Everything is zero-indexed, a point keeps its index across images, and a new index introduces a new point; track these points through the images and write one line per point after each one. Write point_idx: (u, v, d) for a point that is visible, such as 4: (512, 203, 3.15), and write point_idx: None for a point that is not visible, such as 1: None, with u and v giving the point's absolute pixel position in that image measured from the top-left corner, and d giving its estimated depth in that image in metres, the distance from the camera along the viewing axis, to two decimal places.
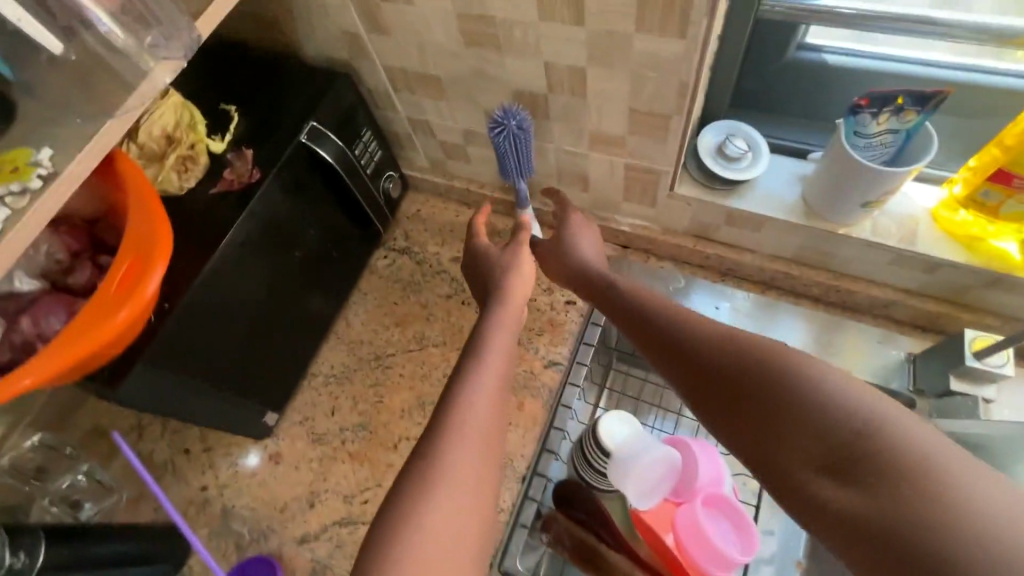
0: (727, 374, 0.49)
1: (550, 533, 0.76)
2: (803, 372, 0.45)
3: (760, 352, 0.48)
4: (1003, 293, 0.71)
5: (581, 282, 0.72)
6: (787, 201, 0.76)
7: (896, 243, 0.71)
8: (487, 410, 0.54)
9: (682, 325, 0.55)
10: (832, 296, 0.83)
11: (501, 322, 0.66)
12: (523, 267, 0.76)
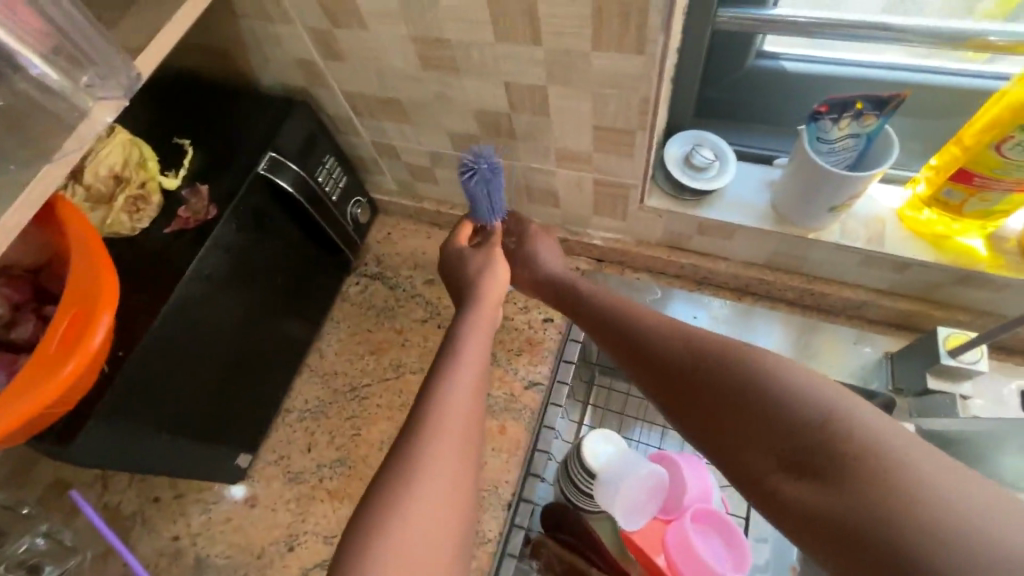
0: (706, 383, 0.51)
1: (539, 560, 0.75)
2: (778, 380, 0.47)
3: (738, 363, 0.50)
4: (972, 289, 0.71)
5: (558, 302, 0.72)
6: (756, 208, 0.76)
7: (864, 245, 0.71)
8: (462, 422, 0.54)
9: (659, 338, 0.57)
10: (807, 300, 0.82)
11: (474, 327, 0.65)
12: (500, 269, 0.73)
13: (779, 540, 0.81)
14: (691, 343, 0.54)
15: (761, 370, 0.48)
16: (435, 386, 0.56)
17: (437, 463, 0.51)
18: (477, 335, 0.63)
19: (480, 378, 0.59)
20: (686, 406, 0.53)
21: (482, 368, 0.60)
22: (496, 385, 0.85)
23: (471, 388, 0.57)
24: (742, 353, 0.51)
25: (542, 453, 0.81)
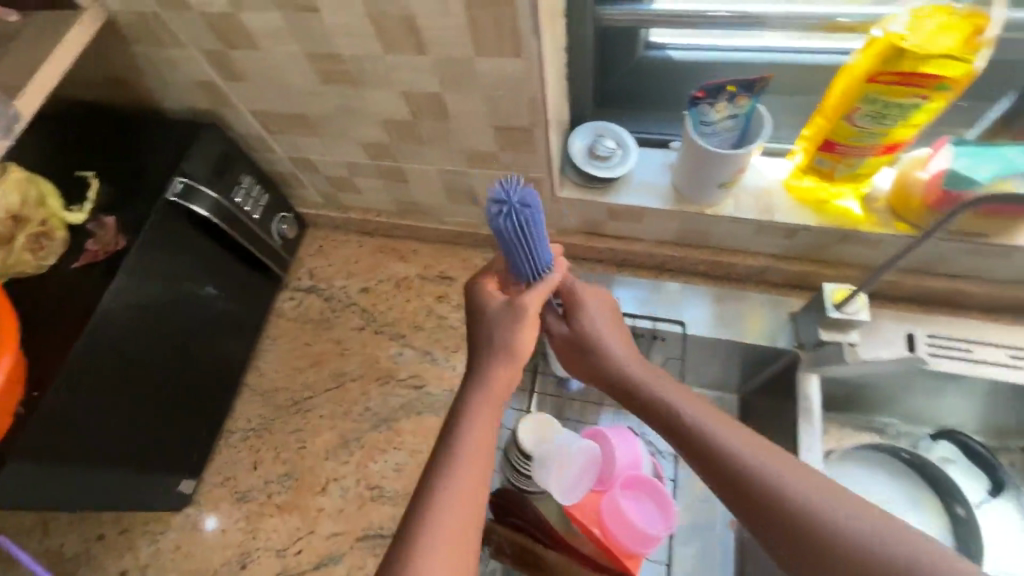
0: (773, 500, 0.53)
1: (491, 545, 0.78)
2: (842, 507, 0.52)
3: (800, 482, 0.53)
4: (855, 246, 0.78)
5: (604, 377, 0.67)
6: (659, 189, 0.81)
7: (756, 216, 0.77)
8: (467, 494, 0.54)
9: (717, 443, 0.57)
10: (716, 270, 0.88)
11: (488, 394, 0.59)
12: (524, 336, 0.60)
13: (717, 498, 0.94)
14: (746, 452, 0.56)
15: (823, 496, 0.52)
16: (444, 463, 0.55)
17: (441, 540, 0.51)
18: (488, 400, 0.59)
19: (487, 445, 0.57)
20: (746, 516, 0.55)
21: (495, 435, 0.58)
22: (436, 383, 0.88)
23: (474, 455, 0.56)
24: (799, 471, 0.54)
25: None
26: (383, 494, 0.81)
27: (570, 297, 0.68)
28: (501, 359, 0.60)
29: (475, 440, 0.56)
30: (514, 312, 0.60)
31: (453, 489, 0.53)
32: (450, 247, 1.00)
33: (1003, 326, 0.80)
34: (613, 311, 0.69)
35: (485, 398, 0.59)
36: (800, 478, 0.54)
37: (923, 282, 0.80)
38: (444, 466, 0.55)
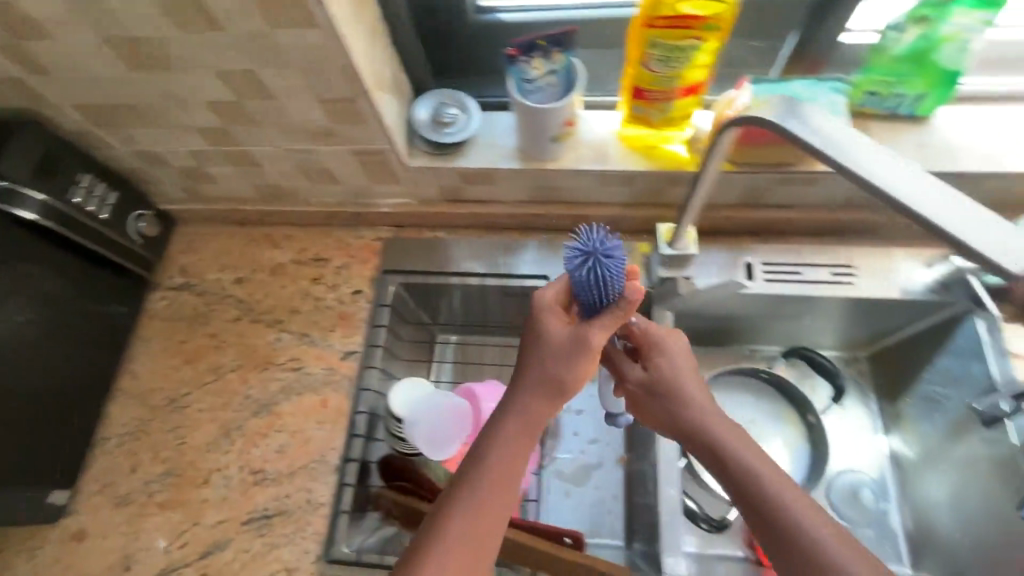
0: (783, 534, 0.56)
1: (381, 509, 0.82)
2: (842, 545, 0.55)
3: (810, 518, 0.57)
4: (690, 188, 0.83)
5: (654, 413, 0.68)
6: (506, 150, 0.84)
7: (594, 166, 0.81)
8: (490, 505, 0.58)
9: (744, 470, 0.60)
10: (577, 224, 0.92)
11: (526, 415, 0.61)
12: (579, 369, 0.61)
13: (604, 438, 1.01)
14: (766, 481, 0.59)
15: (828, 532, 0.56)
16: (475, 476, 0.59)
17: (450, 551, 0.55)
18: (520, 416, 0.61)
19: (517, 460, 0.60)
20: (761, 536, 0.59)
21: (526, 452, 0.61)
22: (314, 363, 0.90)
23: (501, 468, 0.59)
24: (806, 504, 0.58)
25: (363, 412, 0.85)
26: (266, 477, 0.82)
27: (643, 339, 0.71)
28: (536, 385, 0.61)
29: (506, 455, 0.60)
30: (575, 344, 0.61)
31: (472, 503, 0.57)
32: (323, 229, 1.00)
33: (827, 248, 0.88)
34: (685, 350, 0.70)
35: (522, 414, 0.61)
36: (808, 511, 0.57)
37: (749, 215, 0.88)
38: (473, 476, 0.59)
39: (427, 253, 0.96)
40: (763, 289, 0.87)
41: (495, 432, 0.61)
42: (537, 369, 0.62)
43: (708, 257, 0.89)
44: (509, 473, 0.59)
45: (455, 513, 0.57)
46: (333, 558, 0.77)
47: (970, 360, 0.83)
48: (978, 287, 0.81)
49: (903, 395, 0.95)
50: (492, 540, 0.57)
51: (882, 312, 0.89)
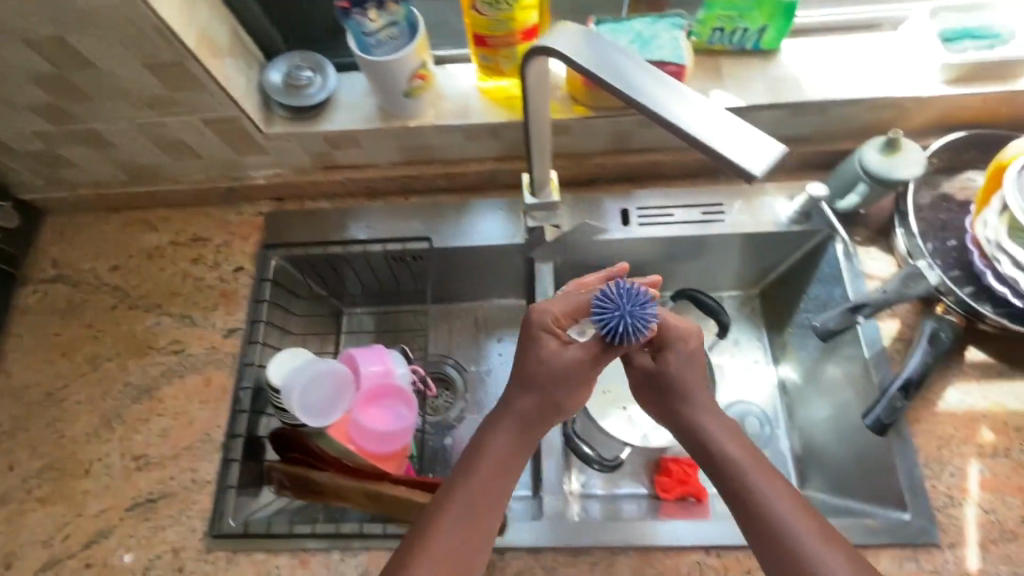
0: (760, 525, 0.59)
1: (275, 482, 0.80)
2: (817, 537, 0.57)
3: (789, 509, 0.59)
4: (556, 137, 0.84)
5: (653, 399, 0.68)
6: (368, 111, 0.82)
7: (455, 120, 0.81)
8: (479, 505, 0.60)
9: (732, 464, 0.62)
10: (455, 182, 0.92)
11: (523, 425, 0.64)
12: (574, 396, 0.65)
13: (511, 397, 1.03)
14: (747, 473, 0.61)
15: (803, 523, 0.58)
16: (464, 476, 0.61)
17: (440, 550, 0.57)
18: (513, 421, 0.63)
19: (507, 463, 0.62)
20: (742, 524, 0.61)
21: (519, 457, 0.64)
22: (197, 344, 0.88)
23: (488, 472, 0.61)
24: (786, 496, 0.60)
25: (247, 388, 0.85)
26: (150, 461, 0.82)
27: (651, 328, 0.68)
28: (537, 403, 0.64)
29: (496, 458, 0.62)
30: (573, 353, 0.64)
31: (463, 505, 0.59)
32: (201, 207, 0.97)
33: (699, 188, 0.91)
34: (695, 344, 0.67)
35: (516, 421, 0.63)
36: (787, 503, 0.59)
37: (620, 159, 0.89)
38: (462, 479, 0.61)
39: (308, 224, 0.94)
40: (637, 234, 0.89)
41: (486, 434, 0.64)
42: (537, 389, 0.64)
43: (588, 206, 0.90)
44: (499, 476, 0.62)
45: (445, 514, 0.59)
46: (218, 533, 0.77)
47: (832, 285, 0.86)
48: (830, 211, 0.86)
49: (786, 327, 0.97)
50: (482, 540, 0.59)
51: (755, 246, 0.92)
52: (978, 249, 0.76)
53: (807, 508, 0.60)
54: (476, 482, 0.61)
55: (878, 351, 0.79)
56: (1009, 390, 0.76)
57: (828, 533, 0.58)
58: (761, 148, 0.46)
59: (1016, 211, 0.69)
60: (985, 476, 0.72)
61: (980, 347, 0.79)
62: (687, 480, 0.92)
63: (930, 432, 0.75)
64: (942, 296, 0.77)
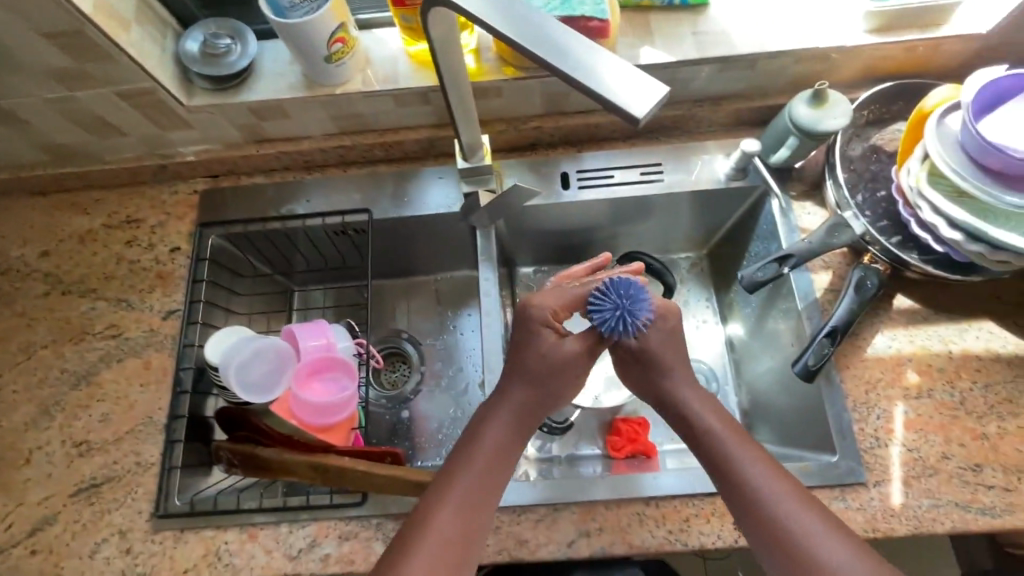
0: (746, 493, 0.59)
1: (222, 462, 0.76)
2: (801, 501, 0.58)
3: (765, 471, 0.60)
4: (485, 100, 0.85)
5: (640, 381, 0.69)
6: (292, 79, 0.82)
7: (381, 85, 0.82)
8: (476, 489, 0.60)
9: (715, 437, 0.63)
10: (392, 152, 0.92)
11: (519, 417, 0.65)
12: (569, 394, 0.68)
13: (465, 367, 1.03)
14: (731, 446, 0.62)
15: (787, 488, 0.59)
16: (460, 460, 0.62)
17: (435, 533, 0.57)
18: (509, 409, 0.65)
19: (503, 450, 0.63)
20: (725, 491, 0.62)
21: (516, 446, 0.64)
22: (134, 327, 0.87)
23: (485, 457, 0.62)
24: (769, 465, 0.61)
25: (188, 369, 0.83)
26: (91, 447, 0.81)
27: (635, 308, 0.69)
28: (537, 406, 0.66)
29: (493, 445, 0.63)
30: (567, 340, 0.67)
31: (458, 489, 0.59)
32: (132, 188, 0.94)
33: (639, 148, 0.91)
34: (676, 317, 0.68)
35: (511, 410, 0.65)
36: (770, 470, 0.60)
37: (558, 122, 0.90)
38: (457, 463, 0.62)
39: (245, 200, 0.92)
40: (577, 197, 0.90)
41: (480, 422, 0.65)
42: (536, 389, 0.66)
43: (527, 172, 0.90)
44: (495, 462, 0.62)
45: (439, 498, 0.59)
46: (163, 513, 0.77)
47: (770, 241, 0.88)
48: (763, 167, 0.87)
49: (732, 286, 0.98)
50: (478, 526, 0.59)
51: (695, 205, 0.93)
52: (902, 199, 0.77)
53: (789, 475, 0.61)
54: (472, 465, 0.61)
55: (811, 302, 0.81)
56: (934, 334, 0.79)
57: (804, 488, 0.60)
58: (644, 92, 0.45)
59: (934, 157, 0.71)
60: (909, 417, 0.75)
61: (907, 294, 0.81)
62: (637, 438, 0.92)
63: (858, 377, 0.77)
64: (869, 246, 0.79)
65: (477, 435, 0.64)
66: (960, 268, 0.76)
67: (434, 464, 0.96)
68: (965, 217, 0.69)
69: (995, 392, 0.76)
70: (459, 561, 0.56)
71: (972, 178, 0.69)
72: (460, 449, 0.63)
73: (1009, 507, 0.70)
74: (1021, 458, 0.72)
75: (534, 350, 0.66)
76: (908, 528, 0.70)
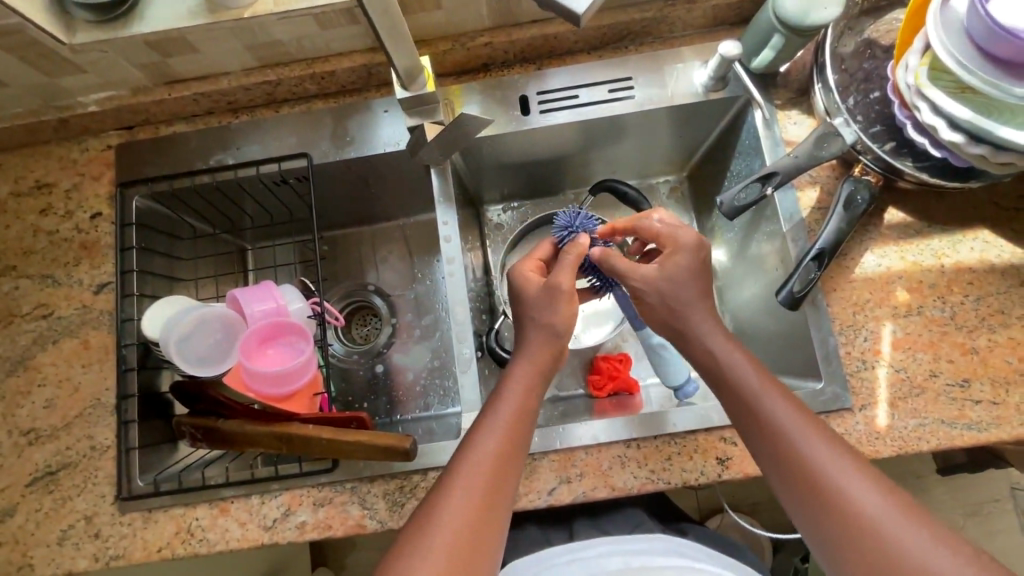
0: (771, 437, 0.58)
1: (185, 436, 0.72)
2: (822, 440, 0.57)
3: (779, 403, 0.59)
4: (421, 13, 0.73)
5: (659, 313, 0.67)
6: (190, 4, 0.70)
7: (299, 4, 0.70)
8: (506, 450, 0.62)
9: (732, 367, 0.62)
10: (326, 85, 0.81)
11: (535, 370, 0.67)
12: (560, 312, 0.68)
13: (437, 317, 0.98)
14: (752, 386, 0.61)
15: (811, 432, 0.58)
16: (492, 423, 0.63)
17: (466, 499, 0.59)
18: (529, 366, 0.67)
19: (528, 407, 0.65)
20: (739, 420, 0.61)
21: (534, 397, 0.66)
22: (65, 305, 0.79)
23: (514, 416, 0.64)
24: (797, 410, 0.59)
25: (131, 345, 0.77)
26: (39, 435, 0.76)
27: (653, 236, 0.70)
28: (541, 339, 0.68)
29: (518, 404, 0.65)
30: (552, 281, 0.69)
31: (486, 456, 0.61)
32: (38, 148, 0.83)
33: (607, 61, 0.81)
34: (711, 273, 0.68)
35: (535, 365, 0.67)
36: (795, 414, 0.59)
37: (512, 36, 0.78)
38: (486, 425, 0.63)
39: (167, 152, 0.82)
40: (541, 123, 0.80)
41: (509, 384, 0.66)
42: (530, 322, 0.69)
43: (483, 98, 0.80)
44: (522, 419, 0.64)
45: (467, 462, 0.61)
46: (127, 495, 0.73)
47: (753, 157, 0.80)
48: (745, 74, 0.78)
49: (713, 209, 0.92)
50: (511, 483, 0.62)
51: (671, 122, 0.84)
52: (898, 99, 0.69)
53: (814, 418, 0.59)
54: (496, 436, 0.62)
55: (797, 223, 0.75)
56: (926, 248, 0.74)
57: (814, 420, 0.59)
58: None
59: (936, 46, 0.62)
60: (897, 336, 0.72)
61: (898, 207, 0.75)
62: (618, 375, 0.89)
63: (845, 300, 0.73)
64: (860, 155, 0.72)
65: (507, 395, 0.65)
66: (959, 174, 0.70)
67: (414, 417, 0.92)
68: (969, 116, 0.61)
69: (988, 305, 0.72)
70: (485, 532, 0.58)
71: (980, 70, 0.60)
72: (489, 412, 0.64)
73: (995, 420, 0.68)
74: (1010, 369, 0.70)
75: (514, 288, 0.72)
76: (893, 449, 0.68)
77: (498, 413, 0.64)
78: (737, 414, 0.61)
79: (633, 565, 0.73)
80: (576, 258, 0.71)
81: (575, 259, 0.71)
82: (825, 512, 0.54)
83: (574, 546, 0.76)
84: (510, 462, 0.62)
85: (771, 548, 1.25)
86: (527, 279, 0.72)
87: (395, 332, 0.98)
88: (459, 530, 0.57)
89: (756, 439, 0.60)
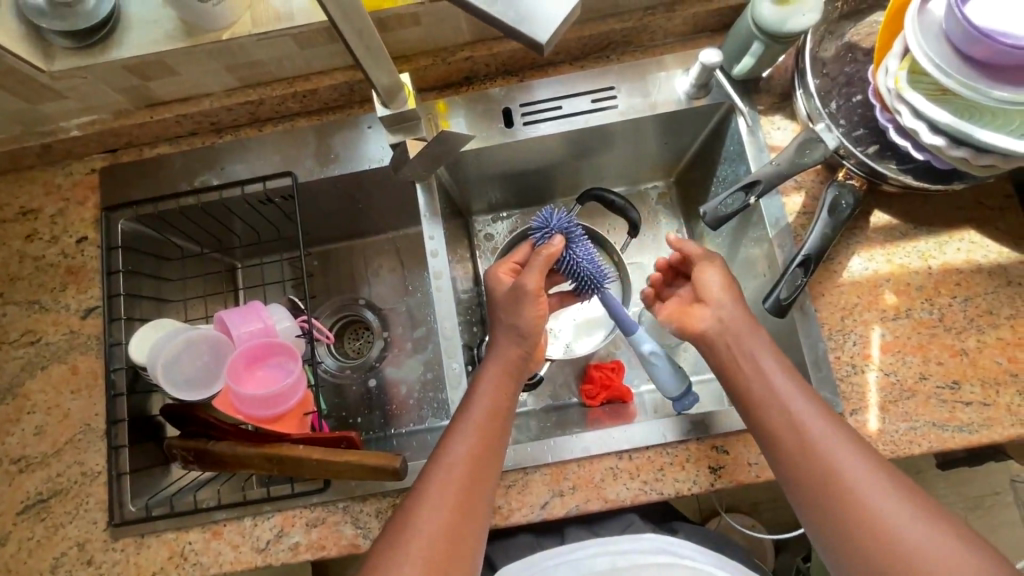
0: (773, 421, 0.61)
1: (174, 459, 0.71)
2: (825, 425, 0.59)
3: (786, 388, 0.61)
4: (400, 29, 0.73)
5: None
6: (167, 28, 0.70)
7: (277, 25, 0.70)
8: (478, 454, 0.62)
9: (741, 352, 0.64)
10: (308, 103, 0.81)
11: (506, 370, 0.68)
12: (526, 314, 0.68)
13: (429, 329, 0.97)
14: (758, 369, 0.63)
15: (815, 416, 0.60)
16: (464, 425, 0.64)
17: (444, 501, 0.59)
18: (498, 367, 0.68)
19: (500, 409, 0.65)
20: (744, 403, 0.64)
21: (504, 400, 0.66)
22: (53, 331, 0.79)
23: (485, 417, 0.64)
24: (804, 394, 0.61)
25: (120, 369, 0.77)
26: (30, 462, 0.75)
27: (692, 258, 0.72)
28: (507, 343, 0.69)
29: (489, 406, 0.65)
30: (518, 286, 0.68)
31: (460, 458, 0.61)
32: (21, 174, 0.83)
33: (588, 71, 0.81)
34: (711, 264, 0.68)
35: (502, 368, 0.68)
36: (802, 399, 0.61)
37: (493, 49, 0.78)
38: (461, 428, 0.64)
39: (151, 175, 0.81)
40: (525, 135, 0.80)
41: (478, 387, 0.67)
42: (499, 324, 0.70)
43: (467, 112, 0.80)
44: (493, 422, 0.65)
45: (443, 466, 0.61)
46: (118, 521, 0.73)
47: (737, 163, 0.79)
48: (727, 81, 0.78)
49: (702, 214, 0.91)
50: (486, 487, 0.61)
51: (656, 130, 0.84)
52: (879, 103, 0.69)
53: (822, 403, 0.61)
54: (468, 440, 0.62)
55: (783, 229, 0.75)
56: (913, 250, 0.74)
57: (823, 406, 0.61)
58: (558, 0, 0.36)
59: (914, 50, 0.62)
60: (886, 340, 0.72)
61: (884, 210, 0.76)
62: (611, 384, 0.88)
63: (834, 304, 0.73)
64: (843, 160, 0.72)
65: (479, 398, 0.66)
66: (941, 176, 0.70)
67: (409, 431, 0.91)
68: (949, 120, 0.60)
69: (976, 305, 0.72)
70: (461, 537, 0.58)
71: (958, 72, 0.60)
72: (461, 415, 0.65)
73: (986, 421, 0.68)
74: (1000, 369, 0.70)
75: (489, 292, 0.73)
76: (885, 453, 0.68)
77: (470, 416, 0.64)
78: (742, 399, 0.64)
79: (620, 565, 0.75)
80: (549, 257, 0.70)
81: (546, 260, 0.69)
82: (822, 493, 0.57)
83: (561, 549, 0.76)
84: (482, 466, 0.62)
85: (773, 549, 1.24)
86: (499, 279, 0.72)
87: (388, 345, 0.97)
88: (438, 535, 0.57)
89: (759, 422, 0.62)
